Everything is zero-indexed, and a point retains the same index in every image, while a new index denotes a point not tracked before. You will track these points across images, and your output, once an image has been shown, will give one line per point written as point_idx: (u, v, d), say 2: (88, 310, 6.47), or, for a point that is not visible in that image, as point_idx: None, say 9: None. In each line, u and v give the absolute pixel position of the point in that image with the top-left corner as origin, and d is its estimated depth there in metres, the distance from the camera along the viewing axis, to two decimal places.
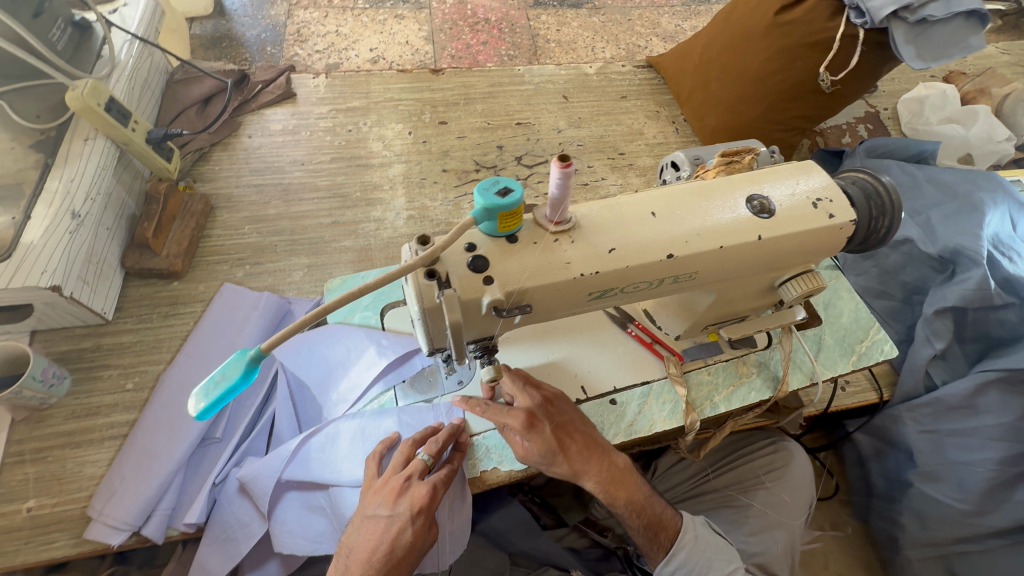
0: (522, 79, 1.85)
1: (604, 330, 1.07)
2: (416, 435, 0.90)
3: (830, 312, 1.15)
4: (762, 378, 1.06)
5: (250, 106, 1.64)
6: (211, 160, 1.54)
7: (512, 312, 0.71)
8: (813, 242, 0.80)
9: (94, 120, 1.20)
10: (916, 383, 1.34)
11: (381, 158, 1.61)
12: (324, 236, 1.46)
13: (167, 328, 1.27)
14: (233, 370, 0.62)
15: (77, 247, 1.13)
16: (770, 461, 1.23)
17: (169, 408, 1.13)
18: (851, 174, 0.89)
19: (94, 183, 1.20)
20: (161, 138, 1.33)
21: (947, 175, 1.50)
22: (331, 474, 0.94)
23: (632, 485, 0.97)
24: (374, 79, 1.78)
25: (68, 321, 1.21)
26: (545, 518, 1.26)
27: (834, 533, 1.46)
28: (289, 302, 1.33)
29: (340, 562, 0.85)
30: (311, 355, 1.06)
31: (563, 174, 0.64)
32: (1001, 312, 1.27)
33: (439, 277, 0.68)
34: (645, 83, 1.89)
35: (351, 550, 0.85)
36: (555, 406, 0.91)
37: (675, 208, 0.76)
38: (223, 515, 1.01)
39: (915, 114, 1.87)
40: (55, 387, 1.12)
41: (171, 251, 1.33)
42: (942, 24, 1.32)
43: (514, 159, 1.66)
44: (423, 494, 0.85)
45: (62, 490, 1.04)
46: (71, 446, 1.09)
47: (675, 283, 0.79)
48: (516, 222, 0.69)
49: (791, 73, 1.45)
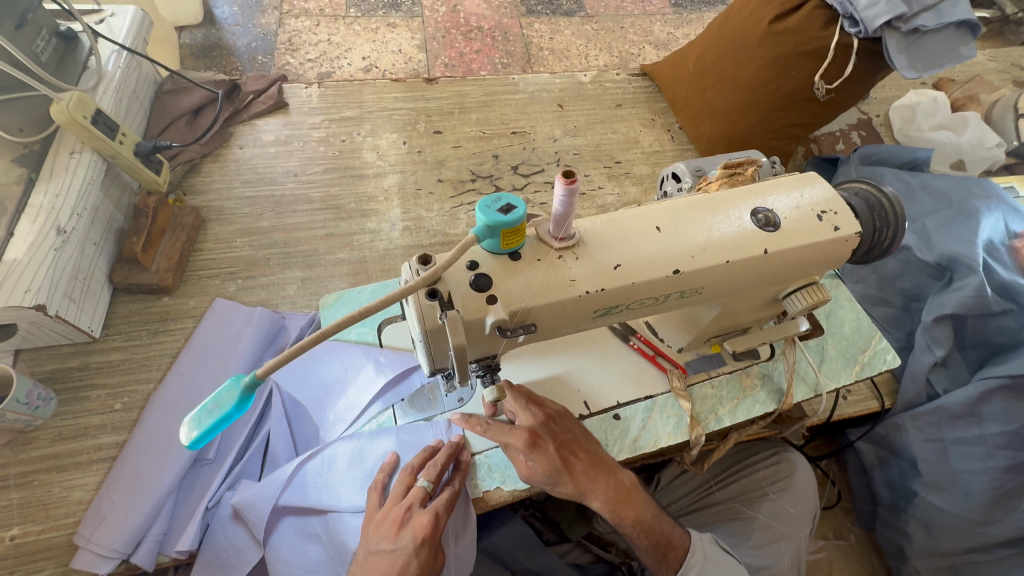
0: (516, 88, 1.84)
1: (606, 342, 1.05)
2: (415, 461, 0.89)
3: (832, 321, 1.14)
4: (765, 390, 1.05)
5: (241, 117, 1.61)
6: (202, 172, 1.51)
7: (516, 332, 0.69)
8: (818, 255, 0.79)
9: (80, 133, 1.16)
10: (918, 391, 1.33)
11: (375, 168, 1.59)
12: (318, 249, 1.43)
13: (157, 345, 1.24)
14: (226, 398, 0.59)
15: (63, 264, 1.10)
16: (773, 472, 1.22)
17: (159, 429, 1.09)
18: (854, 185, 0.89)
19: (80, 198, 1.16)
20: (150, 150, 1.31)
21: (941, 182, 1.52)
22: (330, 499, 0.92)
23: (639, 504, 0.95)
24: (367, 88, 1.75)
25: (54, 340, 1.17)
26: (548, 534, 1.24)
27: (838, 542, 1.45)
28: (283, 317, 1.29)
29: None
30: (308, 373, 1.05)
31: (567, 190, 0.62)
32: (998, 318, 1.28)
33: (441, 296, 0.66)
34: (639, 91, 1.88)
35: None
36: (558, 424, 0.89)
37: (679, 221, 0.75)
38: (217, 540, 0.98)
39: (907, 121, 1.88)
40: (40, 409, 1.08)
41: (161, 266, 1.29)
42: (933, 34, 1.33)
43: (510, 169, 1.65)
44: (426, 523, 0.83)
45: (47, 517, 1.01)
46: (57, 470, 1.05)
47: (680, 298, 0.78)
48: (519, 238, 0.68)
49: (784, 82, 1.46)
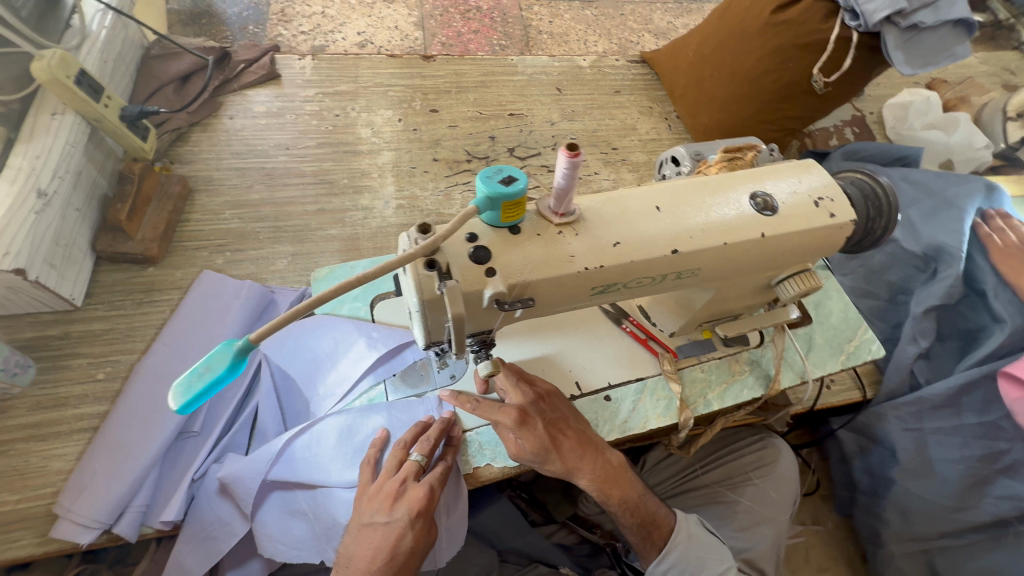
0: (515, 70, 1.81)
1: (598, 325, 1.05)
2: (407, 436, 0.89)
3: (820, 311, 1.16)
4: (754, 376, 1.06)
5: (232, 86, 1.56)
6: (190, 141, 1.47)
7: (514, 306, 0.69)
8: (813, 242, 0.80)
9: (62, 93, 1.12)
10: (901, 381, 1.37)
11: (369, 145, 1.56)
12: (310, 224, 1.41)
13: (141, 315, 1.21)
14: (218, 362, 0.59)
15: (43, 229, 1.06)
16: (758, 457, 1.24)
17: (144, 400, 1.07)
18: (849, 174, 0.90)
19: (62, 161, 1.13)
20: (136, 115, 1.27)
21: (921, 173, 1.55)
22: (320, 474, 0.92)
23: (627, 484, 0.96)
24: (363, 62, 1.71)
25: (34, 307, 1.14)
26: (534, 515, 1.25)
27: (816, 528, 1.50)
28: (272, 291, 1.26)
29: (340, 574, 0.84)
30: (297, 347, 1.04)
31: (570, 164, 0.62)
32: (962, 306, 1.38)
33: (439, 268, 0.65)
34: (638, 78, 1.87)
35: (351, 559, 0.83)
36: (547, 403, 0.90)
37: (678, 202, 0.75)
38: (202, 513, 0.97)
39: (900, 120, 1.90)
40: (18, 376, 1.05)
41: (147, 235, 1.26)
42: (931, 30, 1.34)
43: (507, 150, 1.63)
44: (420, 497, 0.85)
45: (25, 486, 0.98)
46: (36, 439, 1.03)
47: (677, 279, 0.78)
48: (520, 212, 0.67)
49: (783, 74, 1.46)
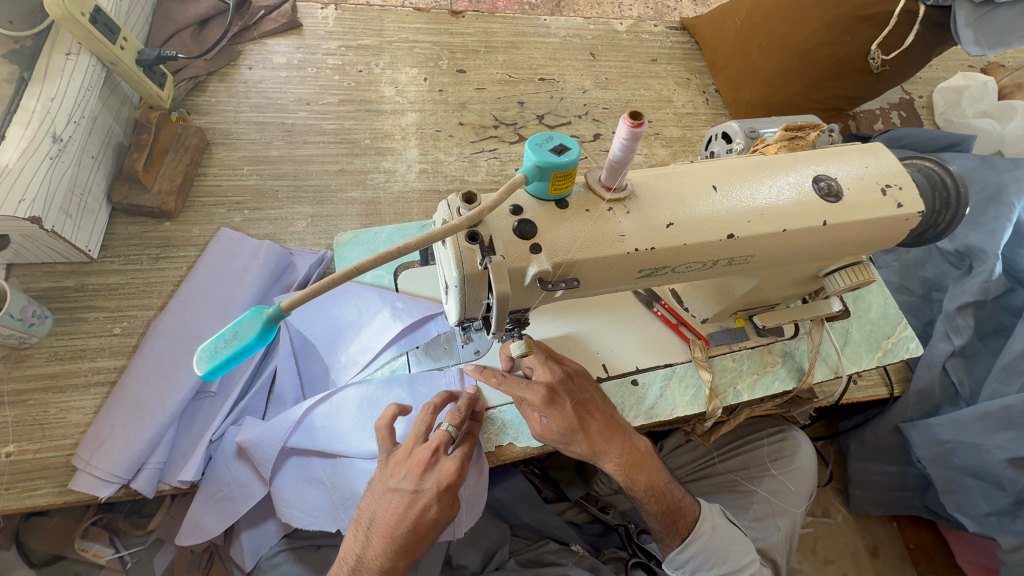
0: (547, 31, 1.71)
1: (629, 308, 1.02)
2: (435, 401, 0.87)
3: (859, 305, 1.11)
4: (786, 368, 1.03)
5: (251, 35, 1.49)
6: (207, 91, 1.41)
7: (557, 285, 0.65)
8: (876, 233, 0.75)
9: (76, 32, 1.06)
10: (932, 380, 1.30)
11: (393, 105, 1.49)
12: (329, 185, 1.36)
13: (158, 271, 1.18)
14: (247, 329, 0.55)
15: (58, 176, 1.02)
16: (778, 449, 1.22)
17: (162, 357, 1.05)
18: (916, 161, 0.84)
19: (78, 105, 1.07)
20: (153, 60, 1.21)
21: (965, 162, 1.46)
22: (339, 444, 0.90)
23: (652, 471, 0.95)
24: (388, 15, 1.62)
25: (49, 257, 1.11)
26: (546, 491, 1.27)
27: (824, 520, 1.51)
28: (291, 253, 1.23)
29: (359, 534, 0.83)
30: (320, 312, 1.01)
31: (631, 135, 0.56)
32: (1001, 304, 1.33)
33: (481, 241, 0.61)
34: (677, 46, 1.76)
35: (373, 523, 0.83)
36: (575, 382, 0.86)
37: (735, 182, 0.70)
38: (219, 474, 0.96)
39: (951, 105, 1.79)
40: (35, 326, 1.03)
41: (163, 188, 1.22)
42: (1006, 8, 1.25)
43: (536, 117, 1.55)
44: (452, 470, 0.83)
45: (44, 437, 0.98)
46: (54, 390, 1.02)
47: (727, 266, 0.73)
48: (568, 185, 0.63)
49: (838, 48, 1.36)
